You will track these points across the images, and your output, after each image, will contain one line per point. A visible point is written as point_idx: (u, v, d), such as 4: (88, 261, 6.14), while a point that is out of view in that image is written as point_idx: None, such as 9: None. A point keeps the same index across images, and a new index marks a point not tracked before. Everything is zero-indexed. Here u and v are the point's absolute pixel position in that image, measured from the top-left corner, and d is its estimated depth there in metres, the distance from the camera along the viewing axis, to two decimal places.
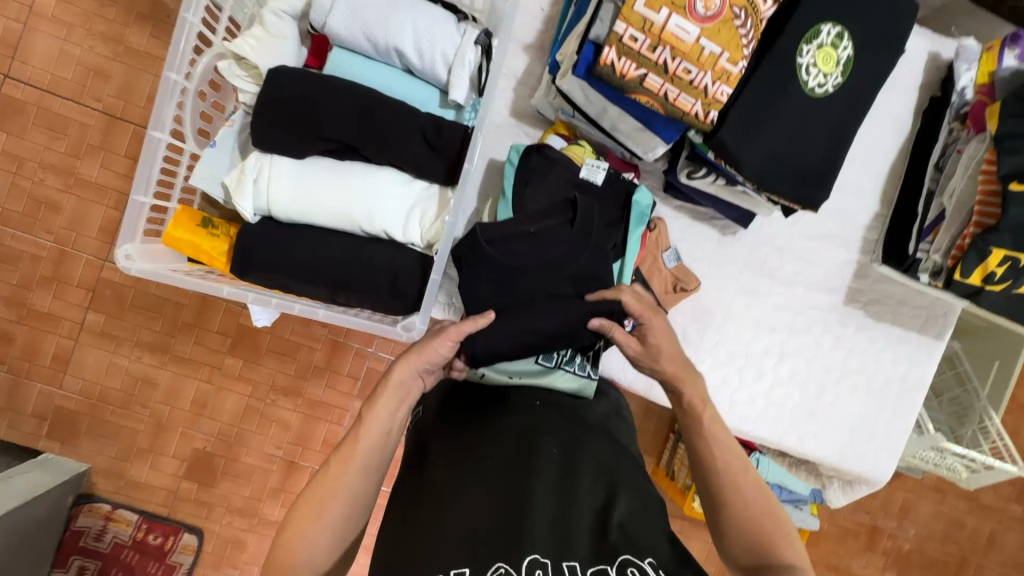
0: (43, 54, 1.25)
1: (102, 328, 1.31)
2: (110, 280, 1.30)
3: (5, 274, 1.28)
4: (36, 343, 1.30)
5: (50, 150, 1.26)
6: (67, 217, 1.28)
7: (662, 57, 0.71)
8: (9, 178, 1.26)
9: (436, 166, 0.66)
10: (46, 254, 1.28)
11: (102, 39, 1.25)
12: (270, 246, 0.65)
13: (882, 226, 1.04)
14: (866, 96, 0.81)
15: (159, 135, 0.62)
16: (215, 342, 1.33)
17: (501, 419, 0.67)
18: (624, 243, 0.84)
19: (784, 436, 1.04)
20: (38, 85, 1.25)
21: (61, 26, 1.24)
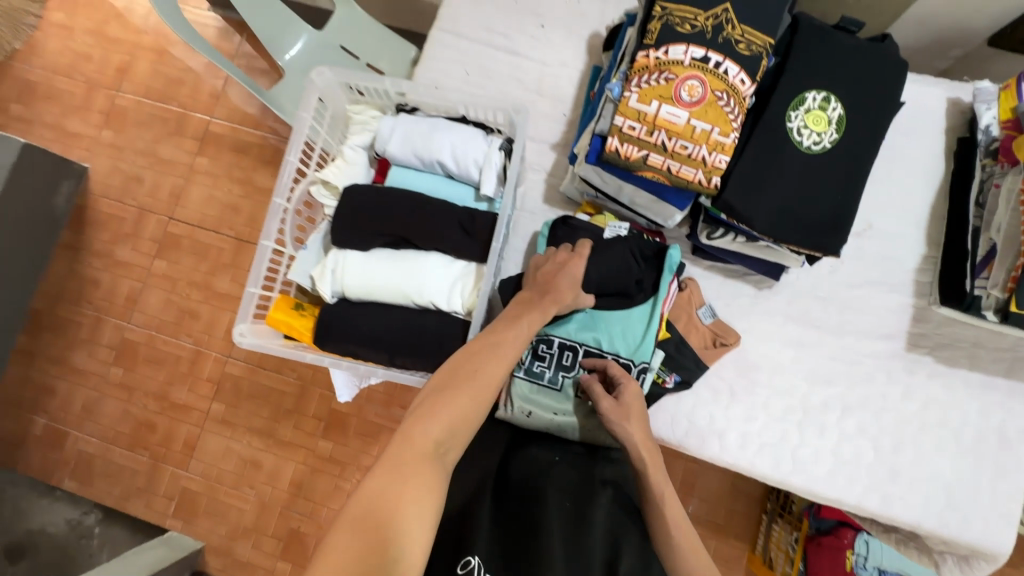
0: (196, 199, 1.69)
1: (222, 416, 1.58)
2: (230, 373, 1.61)
3: (156, 371, 1.63)
4: (172, 431, 1.59)
5: (195, 270, 1.65)
6: (203, 322, 1.63)
7: (660, 138, 0.83)
8: (165, 295, 1.65)
9: (472, 247, 0.81)
10: (185, 353, 1.63)
11: (238, 183, 1.69)
12: (343, 318, 0.81)
13: (935, 268, 1.01)
14: (868, 147, 0.86)
15: (267, 243, 0.82)
16: (310, 426, 1.54)
17: (520, 466, 0.76)
18: (653, 287, 0.92)
19: (863, 500, 0.96)
20: (191, 222, 1.68)
21: (210, 177, 1.69)
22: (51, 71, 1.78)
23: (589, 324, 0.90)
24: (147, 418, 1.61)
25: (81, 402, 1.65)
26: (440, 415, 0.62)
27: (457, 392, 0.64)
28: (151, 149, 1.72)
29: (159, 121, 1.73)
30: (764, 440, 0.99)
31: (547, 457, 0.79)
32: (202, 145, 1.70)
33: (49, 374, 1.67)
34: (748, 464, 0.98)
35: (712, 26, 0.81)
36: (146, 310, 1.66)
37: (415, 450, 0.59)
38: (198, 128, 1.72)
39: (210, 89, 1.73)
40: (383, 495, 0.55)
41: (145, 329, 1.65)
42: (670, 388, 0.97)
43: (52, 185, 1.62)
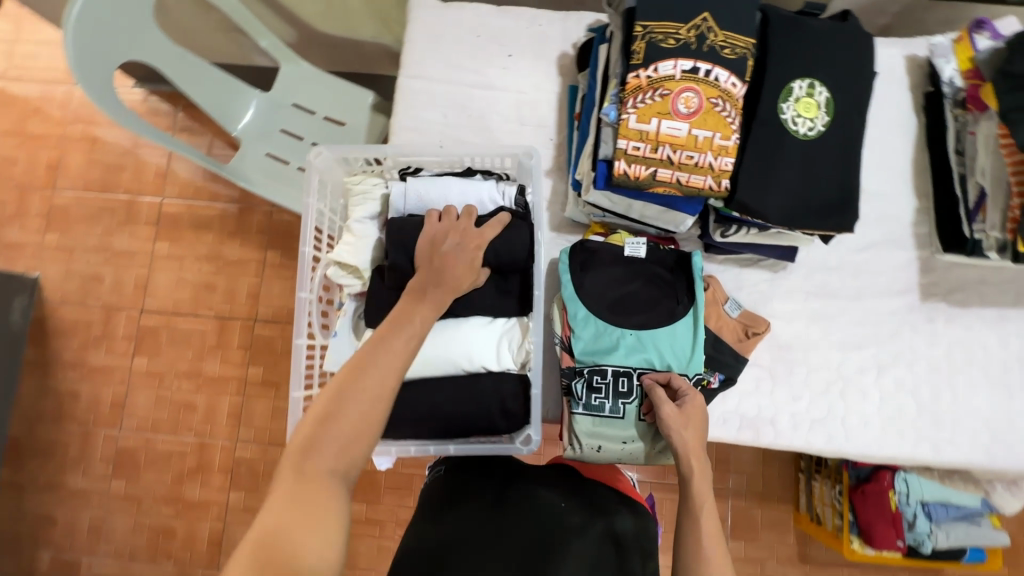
0: (165, 286, 1.63)
1: (243, 504, 1.57)
2: (242, 457, 1.58)
3: (162, 473, 1.58)
4: (193, 530, 1.56)
5: (181, 359, 1.61)
6: (202, 411, 1.60)
7: (665, 153, 0.84)
8: (154, 392, 1.61)
9: (510, 302, 0.80)
10: (189, 448, 1.59)
11: (206, 260, 1.64)
12: (394, 402, 0.76)
13: (929, 218, 1.06)
14: (856, 123, 0.89)
15: (302, 341, 0.78)
16: None
17: (519, 507, 0.68)
18: (691, 295, 0.93)
19: (916, 451, 1.00)
20: (166, 311, 1.63)
21: (175, 261, 1.64)
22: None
23: (638, 345, 0.90)
24: (162, 524, 1.56)
25: (87, 524, 1.57)
26: (329, 440, 0.58)
27: (349, 413, 0.59)
28: (104, 243, 1.64)
29: (106, 213, 1.65)
30: (814, 415, 1.02)
31: (552, 499, 0.71)
32: (160, 229, 1.65)
33: (43, 503, 1.57)
34: (805, 443, 1.00)
35: (695, 36, 0.83)
36: (136, 412, 1.60)
37: (291, 503, 0.55)
38: (151, 212, 1.66)
39: (154, 168, 1.67)
40: (279, 522, 0.54)
41: (140, 433, 1.59)
42: (716, 388, 0.98)
43: (4, 305, 1.54)
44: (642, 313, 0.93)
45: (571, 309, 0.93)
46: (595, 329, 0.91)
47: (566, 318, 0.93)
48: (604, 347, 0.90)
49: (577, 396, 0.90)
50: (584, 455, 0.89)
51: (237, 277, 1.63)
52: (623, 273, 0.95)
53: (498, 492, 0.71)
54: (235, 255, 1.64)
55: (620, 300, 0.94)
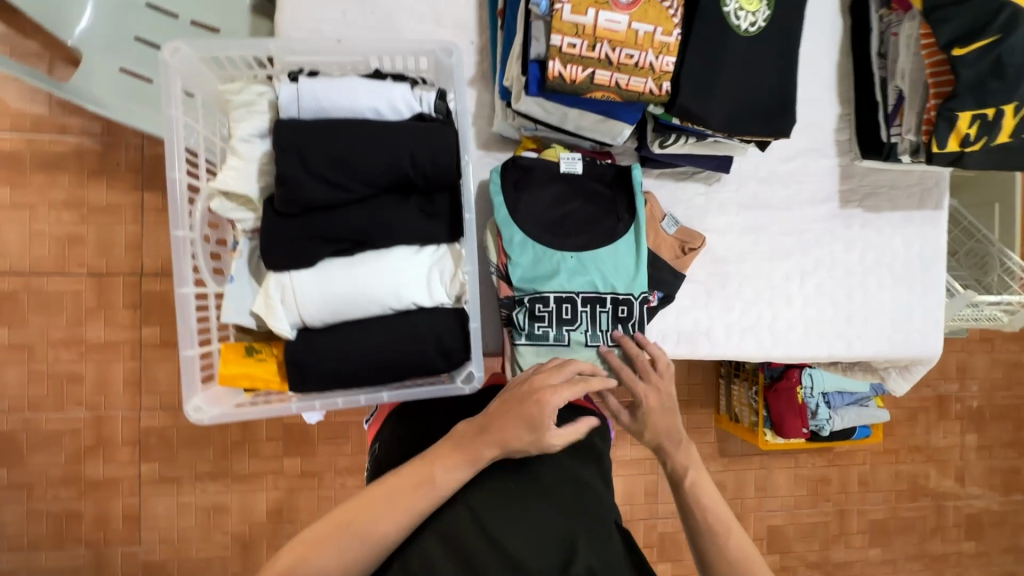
0: (15, 241, 1.34)
1: (159, 475, 1.44)
2: (151, 427, 1.42)
3: (53, 456, 1.39)
4: (104, 511, 1.42)
5: (54, 327, 1.36)
6: (91, 383, 1.39)
7: (603, 52, 0.75)
8: (26, 367, 1.36)
9: (440, 228, 0.70)
10: (83, 424, 1.39)
11: (65, 208, 1.35)
12: (319, 353, 0.67)
13: (851, 125, 1.07)
14: (795, 20, 0.85)
15: (186, 290, 0.63)
16: (269, 449, 1.47)
17: (449, 456, 0.64)
18: (632, 212, 0.89)
19: (832, 348, 1.07)
20: (22, 271, 1.35)
21: (24, 210, 1.33)
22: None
23: (578, 269, 0.86)
24: (65, 508, 1.40)
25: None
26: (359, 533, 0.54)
27: (367, 505, 0.54)
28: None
29: None
30: (744, 324, 1.05)
31: (478, 436, 0.66)
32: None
33: None
34: (736, 350, 1.04)
35: None
36: (6, 391, 1.36)
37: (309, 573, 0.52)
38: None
39: None
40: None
41: (16, 415, 1.36)
42: (655, 306, 0.97)
43: None
44: (582, 234, 0.88)
45: (506, 234, 0.85)
46: (534, 255, 0.85)
47: (502, 244, 0.86)
48: (543, 274, 0.85)
49: (519, 327, 0.84)
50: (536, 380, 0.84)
51: (111, 226, 1.37)
52: (560, 192, 0.88)
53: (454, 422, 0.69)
54: (103, 200, 1.36)
55: (560, 222, 0.88)
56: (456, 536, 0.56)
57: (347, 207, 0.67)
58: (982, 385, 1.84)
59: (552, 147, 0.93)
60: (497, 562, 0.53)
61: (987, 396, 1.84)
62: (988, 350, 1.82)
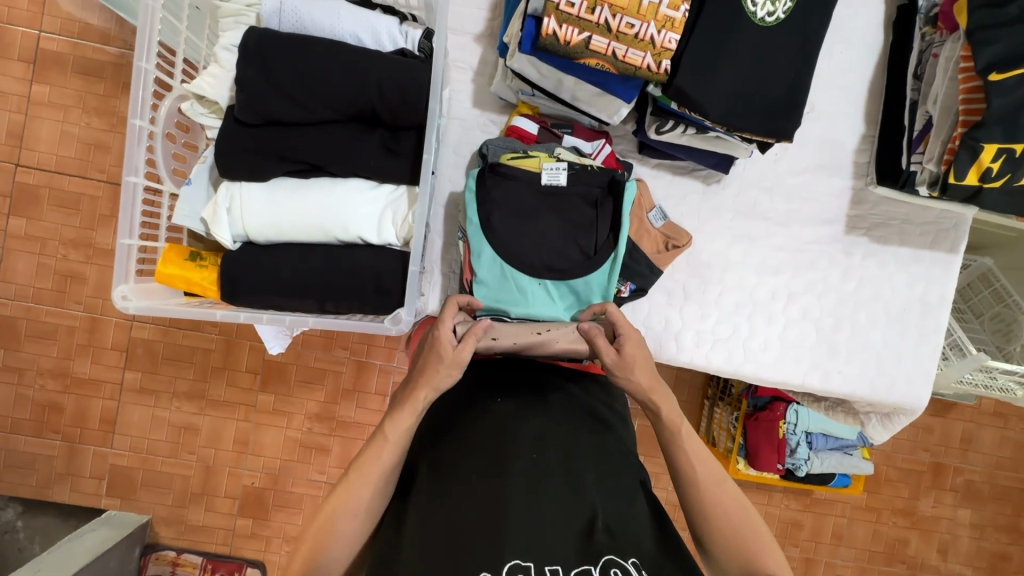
0: (46, 138, 1.40)
1: (140, 385, 1.48)
2: (140, 337, 1.47)
3: (47, 348, 1.45)
4: (84, 409, 1.47)
5: (66, 226, 1.41)
6: (92, 285, 1.44)
7: (603, 16, 0.72)
8: (36, 259, 1.42)
9: (400, 167, 0.68)
10: (79, 322, 1.45)
11: (96, 114, 1.40)
12: (254, 267, 0.67)
13: (871, 147, 1.01)
14: (820, 18, 0.79)
15: (135, 179, 0.64)
16: (246, 381, 1.49)
17: (478, 426, 0.69)
18: (612, 244, 0.85)
19: (807, 377, 1.01)
20: (47, 168, 1.40)
21: (58, 110, 1.39)
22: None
23: (545, 299, 0.86)
24: (49, 400, 1.46)
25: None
26: (352, 502, 0.63)
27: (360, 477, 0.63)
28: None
29: None
30: (718, 335, 1.00)
31: (502, 410, 0.71)
32: (36, 68, 1.38)
33: None
34: (704, 360, 0.99)
35: None
36: (14, 278, 1.42)
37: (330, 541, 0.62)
38: (26, 44, 1.38)
39: None
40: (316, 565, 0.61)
41: (19, 302, 1.43)
42: (626, 297, 0.93)
43: None
44: (550, 255, 0.85)
45: (475, 248, 0.84)
46: (500, 275, 0.85)
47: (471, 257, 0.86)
48: (506, 299, 0.85)
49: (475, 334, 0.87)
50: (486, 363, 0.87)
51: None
52: (539, 206, 0.85)
53: (470, 407, 0.72)
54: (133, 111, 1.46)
55: (532, 237, 0.85)
56: (475, 502, 0.59)
57: (308, 127, 0.67)
58: (989, 463, 1.71)
59: (537, 150, 0.88)
60: (513, 521, 0.58)
61: (990, 474, 1.71)
62: (999, 427, 1.69)
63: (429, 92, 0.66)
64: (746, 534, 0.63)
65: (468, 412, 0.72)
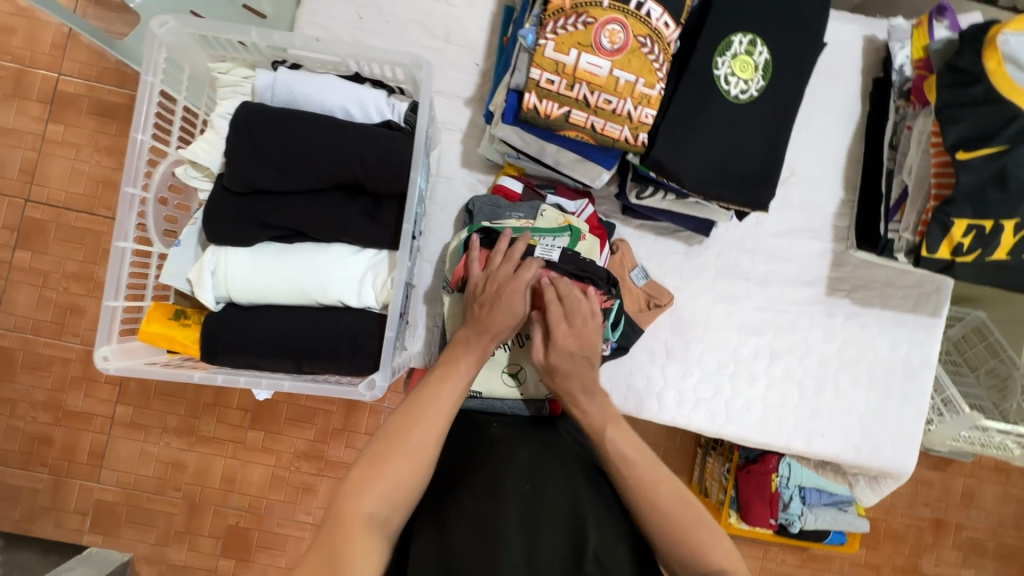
0: (57, 175, 1.45)
1: (131, 419, 1.49)
2: None
3: (41, 379, 1.46)
4: (73, 442, 1.48)
5: (69, 260, 1.45)
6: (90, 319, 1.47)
7: (581, 92, 0.75)
8: (37, 291, 1.45)
9: (380, 234, 0.71)
10: (74, 354, 1.47)
11: (106, 153, 1.46)
12: (235, 328, 0.69)
13: (851, 211, 1.03)
14: (794, 93, 0.82)
15: (124, 244, 0.67)
16: (236, 418, 1.50)
17: (475, 452, 0.71)
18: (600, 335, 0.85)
19: (790, 440, 1.00)
20: (55, 203, 1.45)
21: (71, 148, 1.45)
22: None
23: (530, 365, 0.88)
24: (40, 432, 1.47)
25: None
26: (418, 432, 0.63)
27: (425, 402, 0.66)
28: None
29: None
30: (699, 394, 1.00)
31: (501, 440, 0.73)
32: (53, 108, 1.45)
33: None
34: (686, 420, 0.99)
35: None
36: (14, 310, 1.45)
37: (359, 507, 0.56)
38: (45, 87, 1.45)
39: (52, 36, 1.45)
40: (381, 490, 0.58)
41: (18, 333, 1.45)
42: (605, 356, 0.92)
43: None
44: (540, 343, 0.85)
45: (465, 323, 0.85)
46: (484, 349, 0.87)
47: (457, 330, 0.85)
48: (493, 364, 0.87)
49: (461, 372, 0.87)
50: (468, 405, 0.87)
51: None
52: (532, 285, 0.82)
53: (471, 435, 0.74)
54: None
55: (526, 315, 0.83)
56: (469, 532, 0.62)
57: (294, 192, 0.69)
58: (992, 520, 1.66)
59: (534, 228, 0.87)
60: (509, 547, 0.61)
61: (993, 531, 1.66)
62: (1000, 483, 1.65)
63: (410, 164, 0.69)
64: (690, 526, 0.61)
65: (469, 439, 0.74)
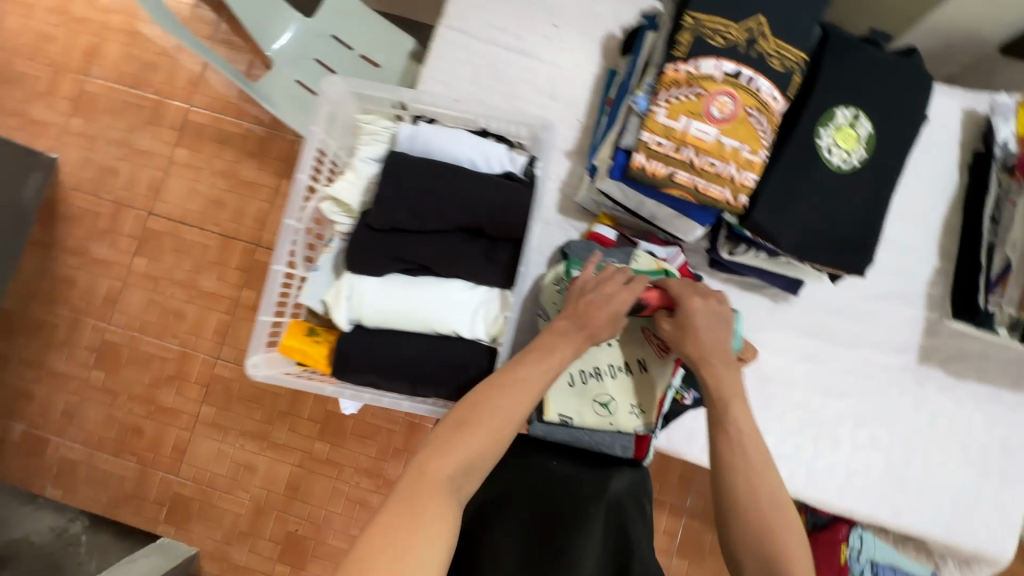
0: (178, 192, 1.73)
1: (212, 419, 1.63)
2: (220, 375, 1.65)
3: (141, 375, 1.66)
4: (160, 436, 1.63)
5: (177, 269, 1.69)
6: (187, 324, 1.67)
7: (688, 155, 0.80)
8: (148, 294, 1.70)
9: (494, 272, 0.77)
10: (171, 355, 1.66)
11: (220, 176, 1.72)
12: (362, 350, 0.76)
13: (946, 280, 1.02)
14: (894, 164, 0.85)
15: (279, 267, 0.77)
16: (305, 428, 1.60)
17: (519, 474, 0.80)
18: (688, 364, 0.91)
19: (876, 509, 0.98)
20: (172, 218, 1.72)
21: (190, 170, 1.73)
22: (12, 51, 1.82)
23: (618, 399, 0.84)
24: (134, 423, 1.64)
25: (61, 407, 1.67)
26: (497, 410, 0.66)
27: (507, 387, 0.67)
28: (126, 138, 1.77)
29: (135, 109, 1.77)
30: (780, 454, 1.00)
31: (555, 473, 0.80)
32: (182, 135, 1.75)
33: (27, 379, 1.69)
34: None
35: (745, 40, 0.77)
36: (127, 311, 1.69)
37: (437, 471, 0.60)
38: (176, 116, 1.75)
39: (187, 75, 1.78)
40: (460, 457, 0.63)
41: (126, 331, 1.68)
42: (688, 405, 0.94)
43: (19, 178, 1.64)
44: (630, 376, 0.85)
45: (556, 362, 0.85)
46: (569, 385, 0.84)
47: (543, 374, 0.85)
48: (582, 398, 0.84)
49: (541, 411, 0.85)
50: (557, 436, 0.85)
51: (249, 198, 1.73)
52: None
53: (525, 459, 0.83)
54: (251, 176, 1.74)
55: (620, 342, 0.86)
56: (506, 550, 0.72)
57: (424, 231, 0.77)
58: None
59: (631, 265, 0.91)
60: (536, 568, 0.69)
61: None
62: None
63: (530, 212, 0.77)
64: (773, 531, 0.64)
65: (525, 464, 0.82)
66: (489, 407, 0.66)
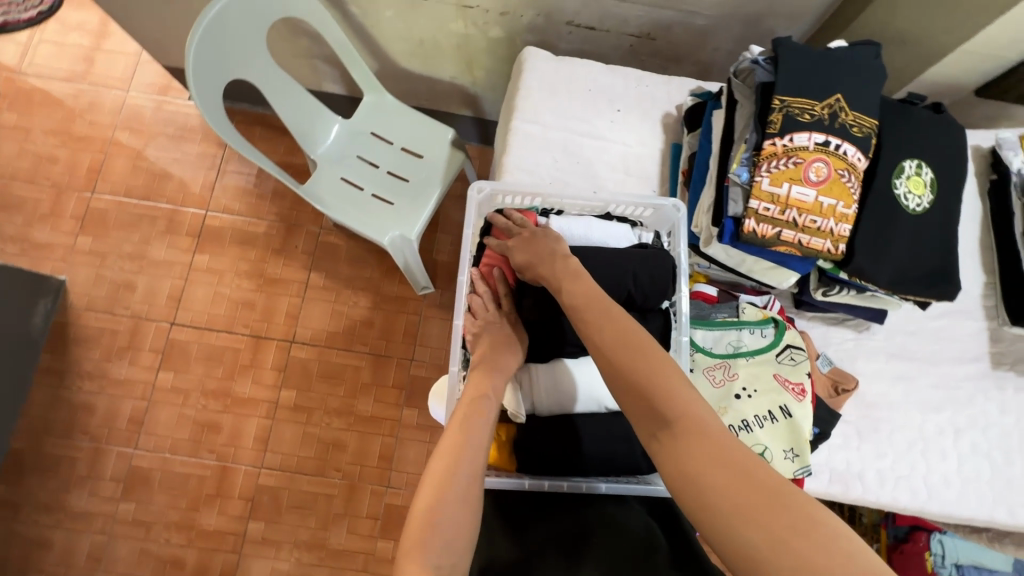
0: (201, 299, 1.67)
1: (262, 534, 1.51)
2: (266, 485, 1.54)
3: (176, 499, 1.53)
4: (204, 564, 1.48)
5: (209, 378, 1.61)
6: (226, 434, 1.57)
7: (791, 216, 0.90)
8: (177, 410, 1.59)
9: None
10: (210, 471, 1.55)
11: (247, 277, 1.68)
12: (545, 441, 0.85)
13: (995, 292, 1.15)
14: (953, 202, 0.98)
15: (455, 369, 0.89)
16: (366, 527, 1.51)
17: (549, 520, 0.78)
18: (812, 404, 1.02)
19: (993, 512, 1.04)
20: (198, 325, 1.65)
21: (215, 275, 1.68)
22: (8, 175, 1.72)
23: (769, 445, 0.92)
24: (172, 554, 1.49)
25: (85, 551, 1.48)
26: (471, 436, 0.71)
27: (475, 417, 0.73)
28: (139, 252, 1.69)
29: (147, 221, 1.71)
30: (897, 473, 1.06)
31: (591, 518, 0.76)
32: (202, 241, 1.71)
33: (41, 524, 1.50)
34: (891, 499, 1.04)
35: (828, 114, 0.90)
36: (156, 431, 1.57)
37: (433, 509, 0.61)
38: (194, 223, 1.72)
39: (201, 182, 1.75)
40: (449, 481, 0.64)
41: (157, 453, 1.56)
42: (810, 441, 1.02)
43: (27, 308, 1.55)
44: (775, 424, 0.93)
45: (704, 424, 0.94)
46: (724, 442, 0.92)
47: None
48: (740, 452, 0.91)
49: None
50: None
51: (278, 295, 1.67)
52: None
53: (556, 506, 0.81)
54: (279, 273, 1.69)
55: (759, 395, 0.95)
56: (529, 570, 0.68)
57: None
58: None
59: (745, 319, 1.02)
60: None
61: None
62: None
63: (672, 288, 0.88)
64: (786, 541, 0.50)
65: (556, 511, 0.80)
66: (468, 433, 0.71)
